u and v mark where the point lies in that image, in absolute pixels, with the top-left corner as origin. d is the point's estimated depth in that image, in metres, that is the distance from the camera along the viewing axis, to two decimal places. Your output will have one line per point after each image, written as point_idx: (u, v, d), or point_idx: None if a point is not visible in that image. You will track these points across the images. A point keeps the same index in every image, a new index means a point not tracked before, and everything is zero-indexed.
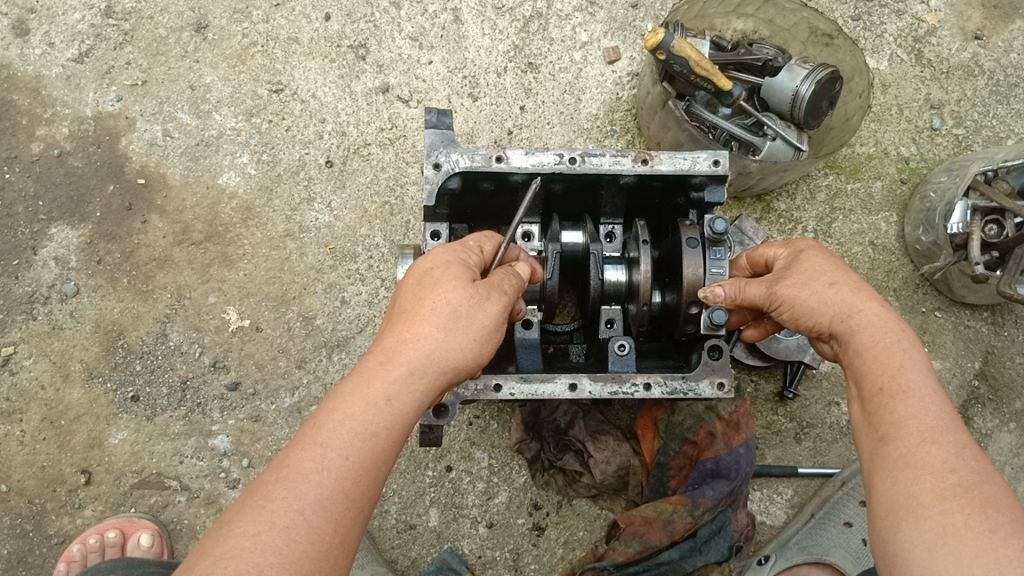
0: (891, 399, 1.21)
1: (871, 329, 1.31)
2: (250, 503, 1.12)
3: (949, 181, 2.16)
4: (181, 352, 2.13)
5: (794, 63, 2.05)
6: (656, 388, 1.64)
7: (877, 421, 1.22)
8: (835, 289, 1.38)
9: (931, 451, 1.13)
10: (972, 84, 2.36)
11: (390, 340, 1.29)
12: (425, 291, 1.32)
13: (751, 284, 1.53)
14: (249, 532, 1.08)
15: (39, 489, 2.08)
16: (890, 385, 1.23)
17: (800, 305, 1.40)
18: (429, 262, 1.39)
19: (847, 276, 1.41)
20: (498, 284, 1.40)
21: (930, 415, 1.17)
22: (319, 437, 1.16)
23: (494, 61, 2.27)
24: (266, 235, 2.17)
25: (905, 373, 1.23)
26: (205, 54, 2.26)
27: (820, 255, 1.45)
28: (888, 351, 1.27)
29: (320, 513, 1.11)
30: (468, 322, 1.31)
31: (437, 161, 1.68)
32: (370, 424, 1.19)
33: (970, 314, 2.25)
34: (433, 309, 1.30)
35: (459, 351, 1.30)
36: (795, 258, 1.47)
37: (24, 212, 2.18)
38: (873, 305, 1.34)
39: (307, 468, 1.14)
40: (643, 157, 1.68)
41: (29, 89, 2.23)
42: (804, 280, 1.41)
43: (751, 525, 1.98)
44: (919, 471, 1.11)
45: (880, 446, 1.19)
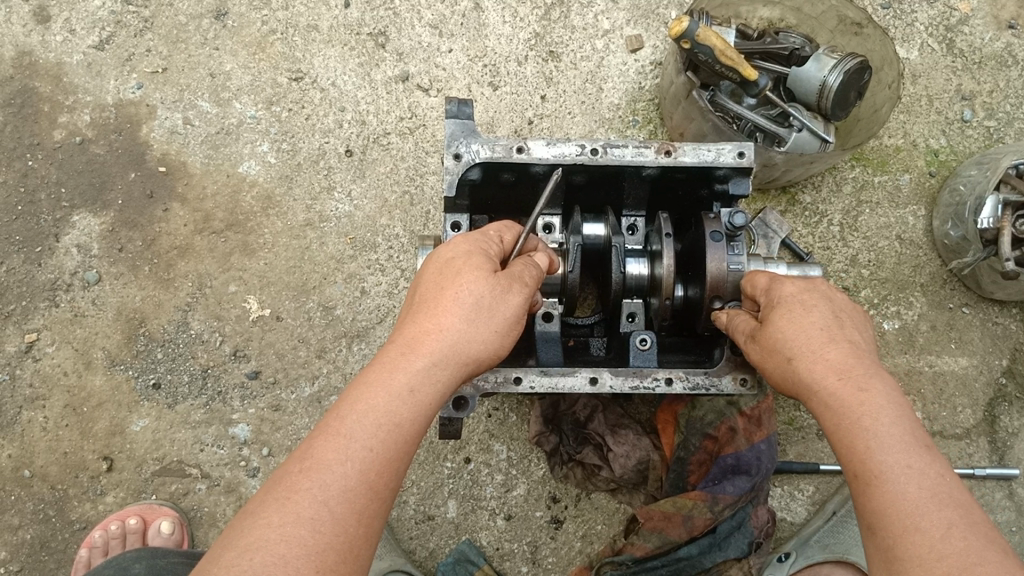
0: (867, 488, 1.16)
1: (830, 412, 1.25)
2: (274, 494, 1.11)
3: (979, 175, 2.11)
4: (201, 341, 2.13)
5: (822, 53, 2.01)
6: (678, 383, 1.63)
7: (862, 510, 1.18)
8: (798, 368, 1.31)
9: (915, 543, 1.08)
10: (1004, 74, 2.31)
11: (411, 330, 1.28)
12: (447, 281, 1.31)
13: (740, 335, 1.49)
14: (274, 523, 1.07)
15: (61, 475, 2.09)
16: (861, 472, 1.18)
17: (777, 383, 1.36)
18: (448, 254, 1.37)
19: (811, 335, 1.33)
20: (518, 276, 1.38)
21: (908, 500, 1.12)
22: (343, 428, 1.16)
23: (516, 49, 2.25)
24: (287, 224, 2.17)
25: (873, 457, 1.17)
26: (225, 41, 2.25)
27: (784, 317, 1.37)
28: (852, 430, 1.21)
29: (344, 504, 1.11)
30: (490, 312, 1.30)
31: (457, 151, 1.66)
32: (394, 415, 1.19)
33: (998, 310, 2.21)
34: (452, 302, 1.29)
35: (481, 341, 1.29)
36: (765, 324, 1.40)
37: (46, 199, 2.19)
38: (835, 378, 1.26)
39: (331, 459, 1.13)
40: (667, 148, 1.65)
41: (51, 76, 2.23)
42: (772, 355, 1.36)
43: (770, 522, 1.93)
44: (907, 565, 1.07)
45: (869, 537, 1.15)
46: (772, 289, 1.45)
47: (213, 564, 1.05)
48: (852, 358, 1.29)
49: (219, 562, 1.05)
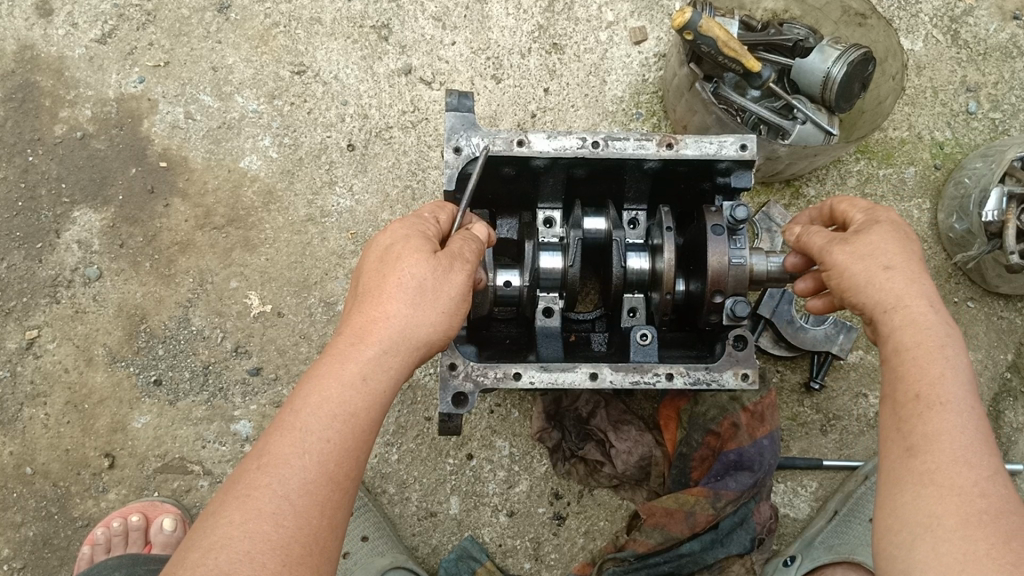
0: (927, 410, 1.18)
1: (912, 329, 1.26)
2: (236, 490, 1.11)
3: (984, 167, 2.09)
4: (203, 337, 2.13)
5: (826, 44, 2.00)
6: (678, 378, 1.62)
7: (906, 429, 1.20)
8: (889, 277, 1.30)
9: (962, 472, 1.11)
10: (1010, 65, 2.29)
11: (358, 319, 1.27)
12: (388, 267, 1.29)
13: (818, 231, 1.44)
14: (236, 521, 1.07)
15: (63, 472, 2.09)
16: (926, 394, 1.19)
17: (846, 280, 1.35)
18: (388, 240, 1.35)
19: (910, 258, 1.33)
20: (459, 254, 1.35)
21: (963, 434, 1.15)
22: (297, 422, 1.15)
23: (518, 41, 2.23)
24: (289, 220, 2.16)
25: (944, 385, 1.19)
26: (227, 35, 2.24)
27: (889, 231, 1.36)
28: (930, 355, 1.23)
29: (304, 496, 1.11)
30: (434, 294, 1.28)
31: (457, 145, 1.65)
32: (347, 405, 1.18)
33: (1004, 304, 2.20)
34: (394, 286, 1.27)
35: (427, 324, 1.27)
36: (868, 227, 1.38)
37: (47, 194, 2.18)
38: (926, 305, 1.28)
39: (288, 453, 1.12)
40: (668, 141, 1.64)
41: (52, 70, 2.22)
42: (861, 254, 1.34)
43: (773, 518, 1.96)
44: (946, 491, 1.10)
45: (906, 457, 1.17)
46: (877, 208, 1.43)
47: (178, 566, 1.06)
48: (937, 297, 1.31)
49: (185, 564, 1.05)
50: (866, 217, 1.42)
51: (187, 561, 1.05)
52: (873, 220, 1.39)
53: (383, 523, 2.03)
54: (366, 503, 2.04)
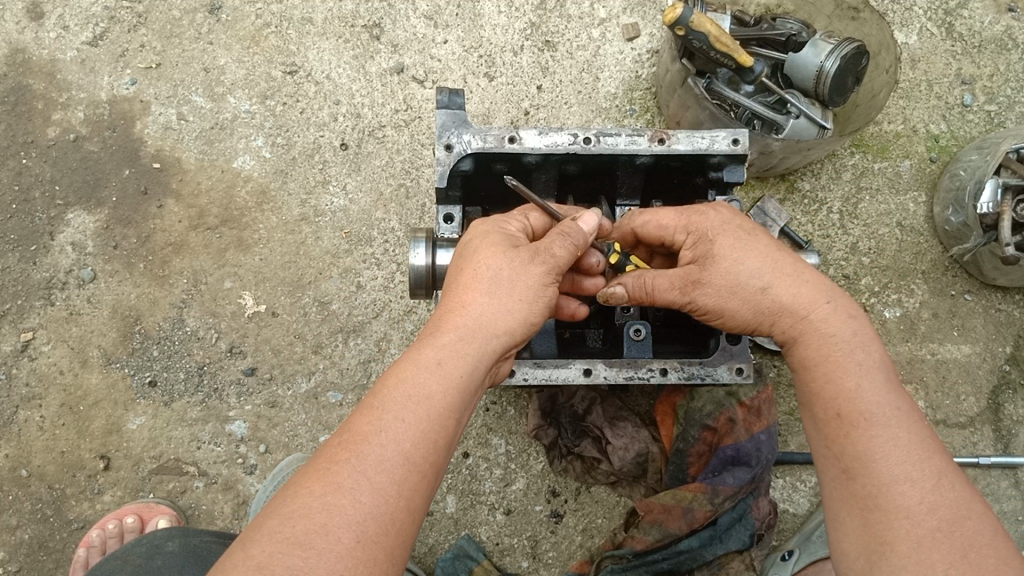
0: (853, 430, 1.23)
1: (819, 341, 1.31)
2: (314, 466, 1.09)
3: (979, 159, 2.09)
4: (198, 338, 2.12)
5: (819, 38, 1.98)
6: (672, 373, 1.61)
7: (837, 450, 1.24)
8: (769, 296, 1.34)
9: (905, 490, 1.16)
10: (1005, 58, 2.29)
11: (438, 313, 1.27)
12: (468, 262, 1.31)
13: (659, 283, 1.41)
14: (315, 492, 1.05)
15: (59, 474, 2.08)
16: (848, 413, 1.24)
17: (732, 317, 1.38)
18: (471, 235, 1.37)
19: (775, 261, 1.37)
20: (546, 249, 1.32)
21: (895, 448, 1.20)
22: (377, 401, 1.13)
23: (511, 39, 2.23)
24: (282, 219, 2.16)
25: (864, 399, 1.24)
26: (219, 35, 2.24)
27: (729, 244, 1.38)
28: (841, 366, 1.28)
29: (383, 474, 1.07)
30: (512, 285, 1.28)
31: (449, 142, 1.64)
32: (426, 386, 1.16)
33: (1002, 297, 2.19)
34: (476, 279, 1.28)
35: (507, 315, 1.26)
36: (710, 252, 1.38)
37: (41, 197, 2.18)
38: (822, 307, 1.33)
39: (365, 429, 1.11)
40: (660, 136, 1.63)
41: (44, 73, 2.22)
42: (728, 290, 1.36)
43: (773, 513, 1.94)
44: (894, 515, 1.15)
45: (845, 480, 1.22)
46: (691, 216, 1.44)
47: (252, 534, 1.03)
48: (831, 291, 1.36)
49: (261, 530, 1.03)
50: (692, 237, 1.43)
51: (263, 528, 1.03)
52: (705, 241, 1.40)
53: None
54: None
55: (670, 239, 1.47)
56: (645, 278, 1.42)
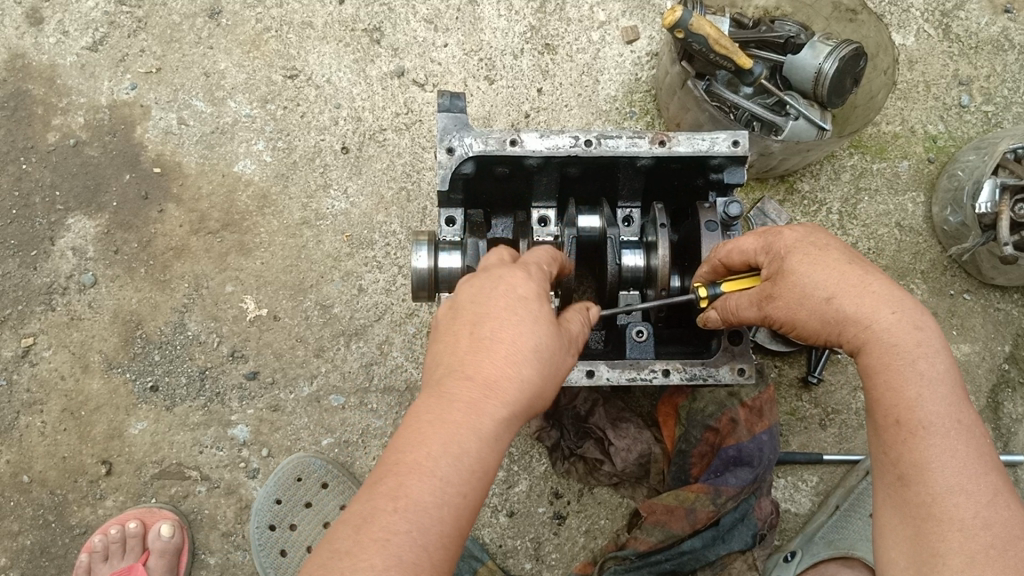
0: (911, 440, 1.21)
1: (881, 349, 1.27)
2: (370, 534, 1.02)
3: (977, 159, 2.10)
4: (199, 342, 2.12)
5: (817, 40, 2.00)
6: (675, 374, 1.62)
7: (895, 456, 1.23)
8: (833, 307, 1.31)
9: (959, 504, 1.16)
10: (1002, 59, 2.30)
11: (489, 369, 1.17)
12: (528, 326, 1.20)
13: (740, 304, 1.44)
14: (378, 566, 0.99)
15: (60, 480, 2.08)
16: (908, 422, 1.22)
17: (804, 333, 1.36)
18: (525, 287, 1.24)
19: (843, 272, 1.32)
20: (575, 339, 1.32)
21: (954, 461, 1.18)
22: (438, 471, 1.07)
23: (511, 42, 2.23)
24: (283, 223, 2.16)
25: (923, 409, 1.21)
26: (219, 40, 2.24)
27: (801, 261, 1.34)
28: (904, 376, 1.24)
29: (439, 551, 1.04)
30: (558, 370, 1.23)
31: (450, 145, 1.65)
32: (482, 463, 1.11)
33: (1000, 296, 2.20)
34: (530, 355, 1.17)
35: (544, 398, 1.22)
36: (781, 269, 1.37)
37: (41, 202, 2.18)
38: (887, 314, 1.27)
39: (427, 500, 1.05)
40: (660, 138, 1.64)
41: (44, 78, 2.22)
42: (794, 307, 1.35)
43: (774, 513, 1.95)
44: (948, 527, 1.15)
45: (900, 487, 1.22)
46: (772, 236, 1.41)
47: None
48: (898, 295, 1.29)
49: None
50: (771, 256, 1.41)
51: None
52: (779, 259, 1.38)
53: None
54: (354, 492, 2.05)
55: (754, 261, 1.44)
56: (726, 303, 1.46)
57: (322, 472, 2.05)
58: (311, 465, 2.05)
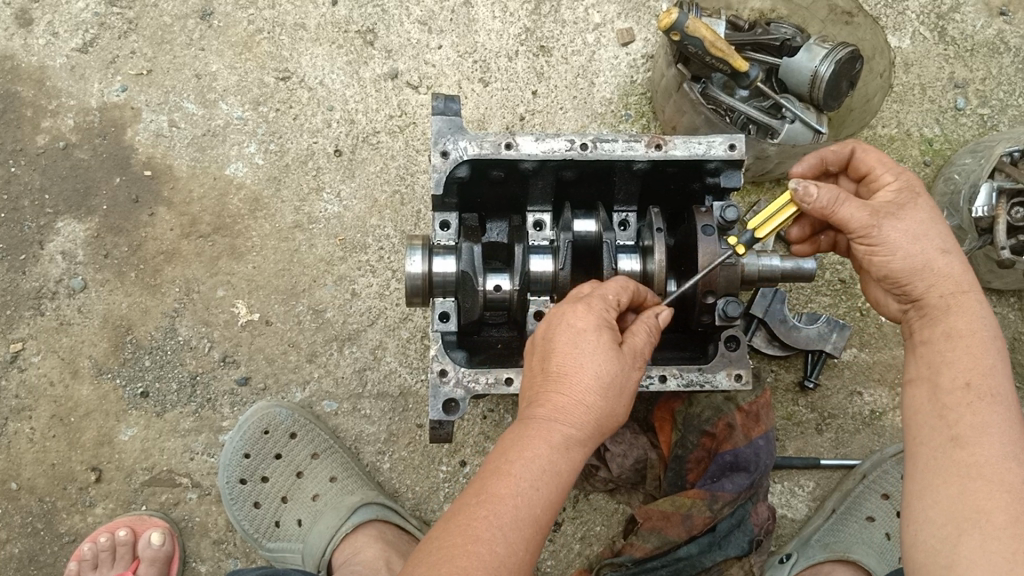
0: (977, 401, 1.23)
1: (965, 319, 1.32)
2: (454, 521, 1.14)
3: (973, 163, 2.09)
4: (190, 347, 2.10)
5: (814, 42, 1.99)
6: (672, 380, 1.60)
7: (951, 419, 1.24)
8: (947, 260, 1.35)
9: (1009, 469, 1.16)
10: (998, 61, 2.29)
11: (549, 384, 1.28)
12: (574, 343, 1.29)
13: (853, 203, 1.39)
14: (457, 542, 1.11)
15: (49, 487, 2.05)
16: (977, 384, 1.25)
17: (900, 261, 1.36)
18: (582, 319, 1.32)
19: (953, 239, 1.38)
20: (633, 346, 1.35)
21: (1012, 432, 1.20)
22: (512, 468, 1.18)
23: (506, 44, 2.21)
24: (275, 227, 2.13)
25: (995, 379, 1.25)
26: (210, 42, 2.22)
27: (931, 208, 1.39)
28: (981, 346, 1.29)
29: (517, 531, 1.14)
30: (616, 384, 1.29)
31: (445, 148, 1.63)
32: (553, 463, 1.21)
33: (996, 300, 2.19)
34: (592, 381, 1.26)
35: (617, 419, 1.30)
36: (910, 202, 1.39)
37: (30, 206, 2.15)
38: (979, 295, 1.34)
39: (505, 491, 1.16)
40: (657, 142, 1.63)
41: (33, 80, 2.19)
42: (914, 235, 1.36)
43: (771, 519, 1.92)
44: (995, 485, 1.14)
45: (952, 448, 1.22)
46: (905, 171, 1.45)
47: None
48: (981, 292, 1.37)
49: None
50: (897, 188, 1.43)
51: None
52: (912, 192, 1.40)
53: (352, 464, 2.02)
54: (334, 446, 2.03)
55: (878, 183, 1.46)
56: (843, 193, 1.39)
57: (289, 422, 2.03)
58: (276, 416, 2.03)
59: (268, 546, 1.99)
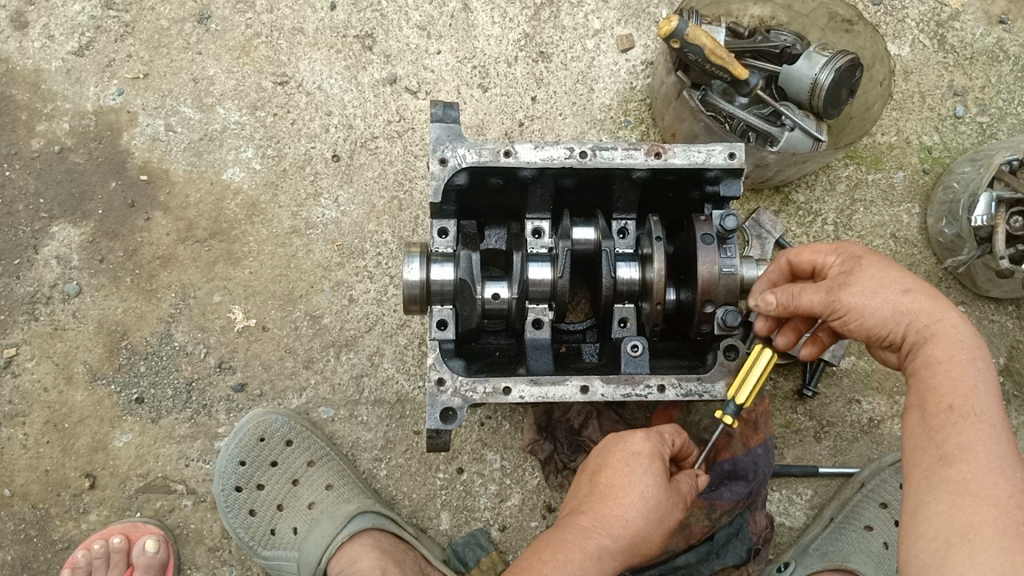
0: (960, 421, 1.21)
1: (944, 345, 1.29)
2: None
3: (973, 171, 2.08)
4: (186, 353, 2.08)
5: (813, 50, 1.98)
6: (671, 390, 1.59)
7: (938, 439, 1.22)
8: (909, 299, 1.32)
9: (996, 483, 1.14)
10: (997, 69, 2.29)
11: (593, 505, 1.36)
12: (628, 468, 1.39)
13: (806, 290, 1.40)
14: None
15: (43, 494, 2.03)
16: (960, 404, 1.22)
17: (871, 319, 1.34)
18: (638, 443, 1.43)
19: (916, 281, 1.36)
20: (677, 488, 1.43)
21: (998, 446, 1.17)
22: (545, 564, 1.24)
23: (505, 50, 2.21)
24: (272, 232, 2.12)
25: (978, 397, 1.22)
26: (207, 45, 2.21)
27: (878, 264, 1.38)
28: (962, 368, 1.26)
29: None
30: (655, 514, 1.36)
31: (443, 156, 1.61)
32: (585, 569, 1.25)
33: (995, 308, 2.18)
34: (636, 504, 1.35)
35: (649, 548, 1.36)
36: (854, 265, 1.39)
37: (25, 210, 2.14)
38: (955, 318, 1.31)
39: None
40: (656, 150, 1.62)
41: (28, 83, 2.18)
42: (871, 291, 1.34)
43: (769, 527, 1.90)
44: (982, 501, 1.12)
45: (939, 467, 1.20)
46: (844, 244, 1.45)
47: None
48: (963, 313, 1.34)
49: None
50: (841, 257, 1.43)
51: None
52: (854, 258, 1.40)
53: (348, 471, 2.01)
54: (330, 453, 2.01)
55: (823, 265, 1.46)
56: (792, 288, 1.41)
57: (285, 429, 2.01)
58: (272, 423, 2.01)
59: (265, 554, 1.97)
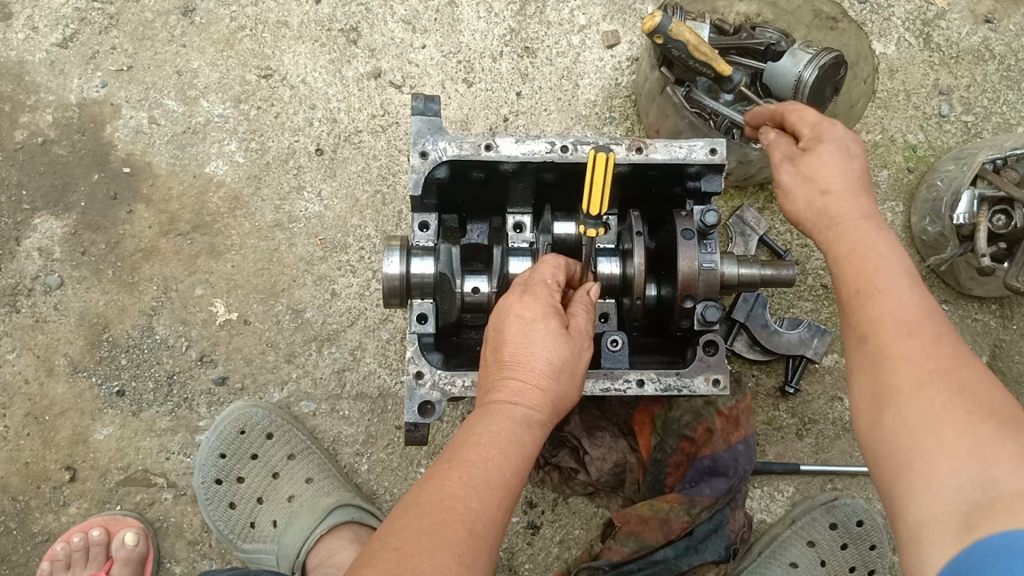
0: (867, 300, 1.18)
1: (846, 239, 1.28)
2: (427, 487, 1.15)
3: (956, 170, 2.09)
4: (167, 346, 2.08)
5: (798, 48, 1.97)
6: (649, 385, 1.59)
7: (853, 323, 1.19)
8: (825, 200, 1.33)
9: (907, 343, 1.11)
10: (982, 68, 2.29)
11: (501, 369, 1.32)
12: (523, 326, 1.34)
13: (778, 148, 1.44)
14: (431, 504, 1.11)
15: (23, 486, 2.03)
16: (864, 286, 1.20)
17: (792, 208, 1.38)
18: (528, 305, 1.37)
19: (852, 181, 1.34)
20: (580, 328, 1.40)
21: (905, 308, 1.15)
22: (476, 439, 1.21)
23: (490, 45, 2.20)
24: (255, 226, 2.12)
25: (879, 276, 1.19)
26: (191, 38, 2.20)
27: (835, 154, 1.35)
28: (866, 256, 1.23)
29: (489, 492, 1.15)
30: (566, 365, 1.34)
31: (424, 149, 1.61)
32: (516, 438, 1.24)
33: (978, 307, 2.19)
34: (544, 363, 1.31)
35: (567, 397, 1.36)
36: (813, 147, 1.38)
37: (7, 202, 2.13)
38: (857, 220, 1.30)
39: (475, 459, 1.19)
40: (638, 145, 1.62)
41: (11, 75, 2.17)
42: (802, 179, 1.37)
43: (746, 525, 1.92)
44: (899, 365, 1.10)
45: (858, 347, 1.17)
46: (824, 120, 1.40)
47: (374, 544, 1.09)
48: (875, 212, 1.32)
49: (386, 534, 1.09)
50: (813, 134, 1.40)
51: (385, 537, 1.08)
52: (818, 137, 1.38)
53: (329, 465, 2.01)
54: (311, 447, 2.02)
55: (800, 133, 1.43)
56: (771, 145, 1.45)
57: (266, 423, 2.01)
58: (253, 417, 2.01)
59: (246, 547, 1.98)
